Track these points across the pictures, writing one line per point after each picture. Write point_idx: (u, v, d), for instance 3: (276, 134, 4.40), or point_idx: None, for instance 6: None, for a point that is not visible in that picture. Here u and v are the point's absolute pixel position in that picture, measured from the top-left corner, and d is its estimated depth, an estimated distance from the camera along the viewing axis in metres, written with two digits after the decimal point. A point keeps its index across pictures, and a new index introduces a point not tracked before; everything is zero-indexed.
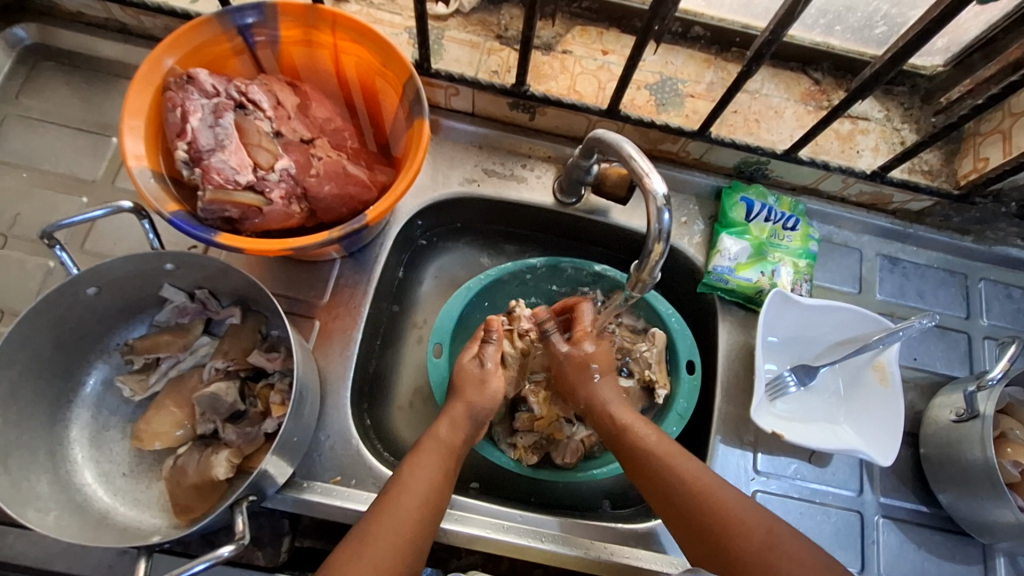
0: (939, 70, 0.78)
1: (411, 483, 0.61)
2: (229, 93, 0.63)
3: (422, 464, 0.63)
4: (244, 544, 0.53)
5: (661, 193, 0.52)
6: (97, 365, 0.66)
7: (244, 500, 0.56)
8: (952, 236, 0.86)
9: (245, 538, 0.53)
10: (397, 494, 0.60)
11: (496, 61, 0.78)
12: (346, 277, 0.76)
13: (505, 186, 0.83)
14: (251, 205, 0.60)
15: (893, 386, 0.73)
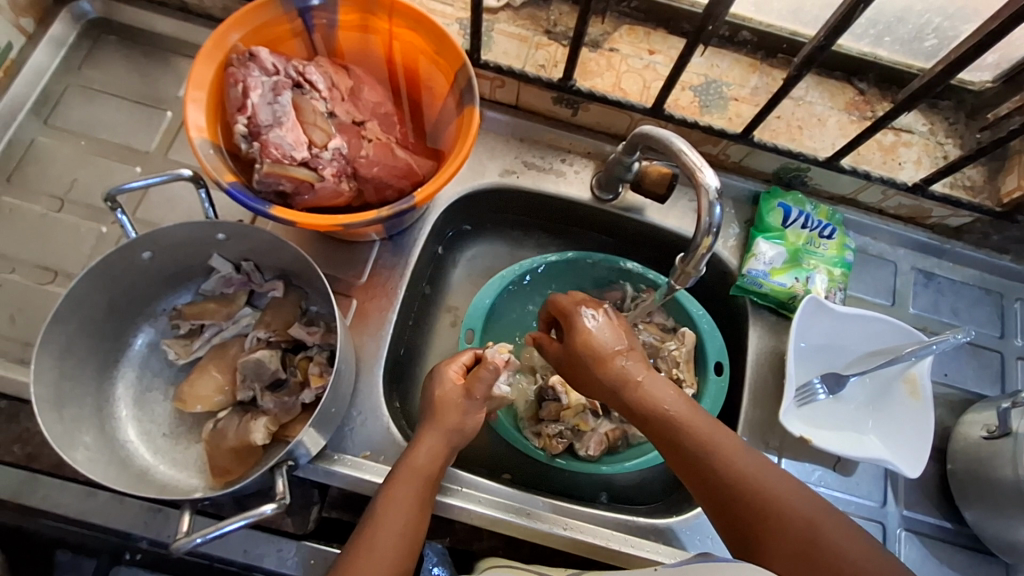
0: (987, 86, 0.78)
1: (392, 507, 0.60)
2: (288, 72, 0.65)
3: (395, 497, 0.60)
4: (284, 504, 0.54)
5: (714, 188, 0.56)
6: (144, 328, 0.68)
7: (283, 464, 0.58)
8: (990, 254, 0.85)
9: (285, 498, 0.55)
10: (371, 531, 0.59)
11: (544, 56, 0.79)
12: (385, 260, 0.78)
13: (543, 179, 0.84)
14: (304, 179, 0.62)
15: (923, 400, 0.74)
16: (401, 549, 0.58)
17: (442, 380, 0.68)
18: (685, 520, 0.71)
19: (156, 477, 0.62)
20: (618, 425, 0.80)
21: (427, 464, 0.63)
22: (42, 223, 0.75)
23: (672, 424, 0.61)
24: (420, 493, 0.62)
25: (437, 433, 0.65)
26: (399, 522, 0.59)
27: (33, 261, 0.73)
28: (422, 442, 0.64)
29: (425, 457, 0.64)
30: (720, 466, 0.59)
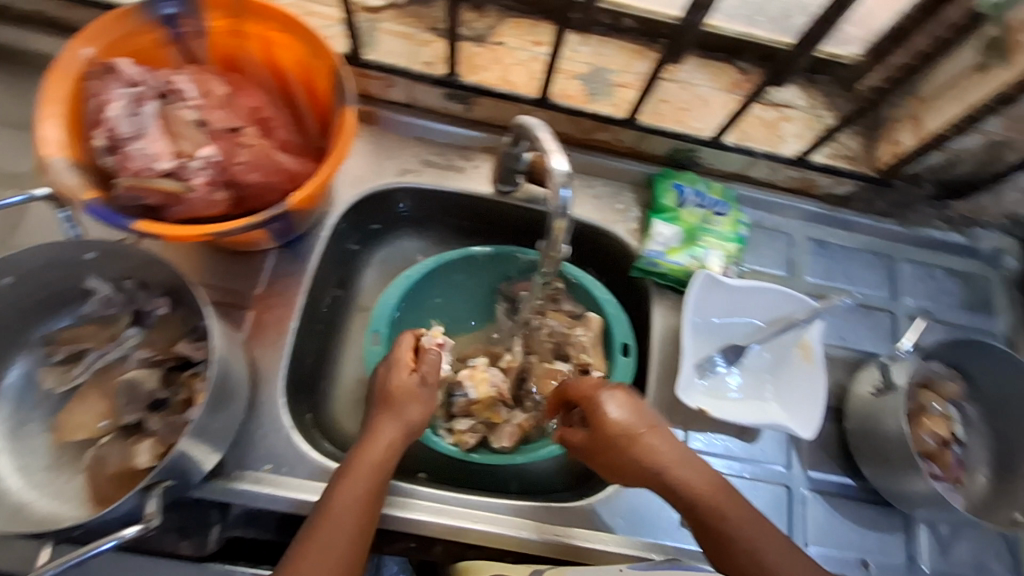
0: (857, 59, 0.80)
1: (334, 510, 0.58)
2: (152, 82, 0.63)
3: (348, 486, 0.60)
4: (152, 527, 0.52)
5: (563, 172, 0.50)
6: (20, 357, 0.65)
7: (160, 484, 0.55)
8: (877, 219, 0.89)
9: (154, 521, 0.53)
10: (323, 521, 0.58)
11: (430, 52, 0.79)
12: (281, 268, 0.76)
13: (442, 176, 0.84)
14: (172, 191, 0.60)
15: (816, 362, 0.77)
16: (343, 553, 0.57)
17: (397, 370, 0.70)
18: (597, 502, 0.72)
19: (36, 513, 0.59)
20: (532, 415, 0.81)
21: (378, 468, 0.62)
22: None
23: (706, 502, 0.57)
24: (366, 495, 0.60)
25: (395, 422, 0.66)
26: (341, 526, 0.58)
27: None
28: (370, 445, 0.63)
29: (375, 454, 0.63)
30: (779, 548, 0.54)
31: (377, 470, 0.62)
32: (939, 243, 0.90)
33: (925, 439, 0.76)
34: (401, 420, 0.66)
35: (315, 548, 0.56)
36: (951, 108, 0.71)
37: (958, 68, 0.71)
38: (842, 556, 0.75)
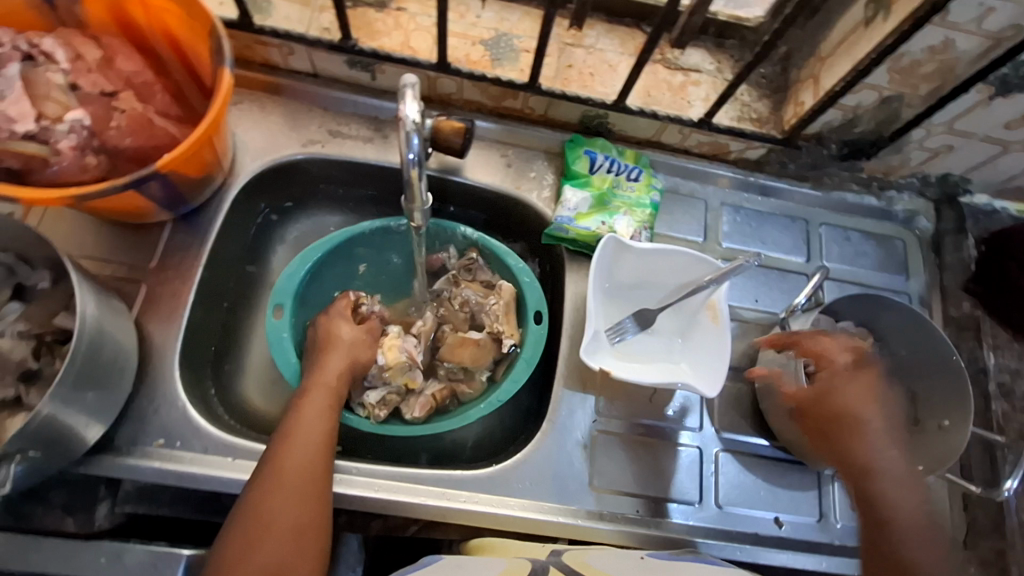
0: (761, 21, 0.81)
1: (284, 479, 0.60)
2: (18, 46, 0.61)
3: (310, 404, 0.67)
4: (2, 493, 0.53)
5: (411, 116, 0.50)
6: None
7: (18, 457, 0.53)
8: (792, 183, 0.89)
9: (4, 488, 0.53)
10: (291, 434, 0.64)
11: (329, 19, 0.78)
12: (177, 241, 0.74)
13: (349, 147, 0.82)
14: (35, 154, 0.58)
15: (723, 324, 0.76)
16: (306, 516, 0.59)
17: (336, 315, 0.76)
18: (503, 468, 0.71)
19: None
20: (446, 384, 0.80)
21: (319, 434, 0.65)
22: None
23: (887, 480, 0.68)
24: (314, 459, 0.63)
25: (339, 356, 0.72)
26: (306, 475, 0.61)
27: None
28: (306, 408, 0.66)
29: (313, 415, 0.66)
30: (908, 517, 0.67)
31: (320, 434, 0.64)
32: (854, 206, 0.90)
33: None
34: (348, 352, 0.72)
35: (273, 517, 0.58)
36: (842, 64, 0.71)
37: (849, 24, 0.71)
38: (751, 514, 0.75)
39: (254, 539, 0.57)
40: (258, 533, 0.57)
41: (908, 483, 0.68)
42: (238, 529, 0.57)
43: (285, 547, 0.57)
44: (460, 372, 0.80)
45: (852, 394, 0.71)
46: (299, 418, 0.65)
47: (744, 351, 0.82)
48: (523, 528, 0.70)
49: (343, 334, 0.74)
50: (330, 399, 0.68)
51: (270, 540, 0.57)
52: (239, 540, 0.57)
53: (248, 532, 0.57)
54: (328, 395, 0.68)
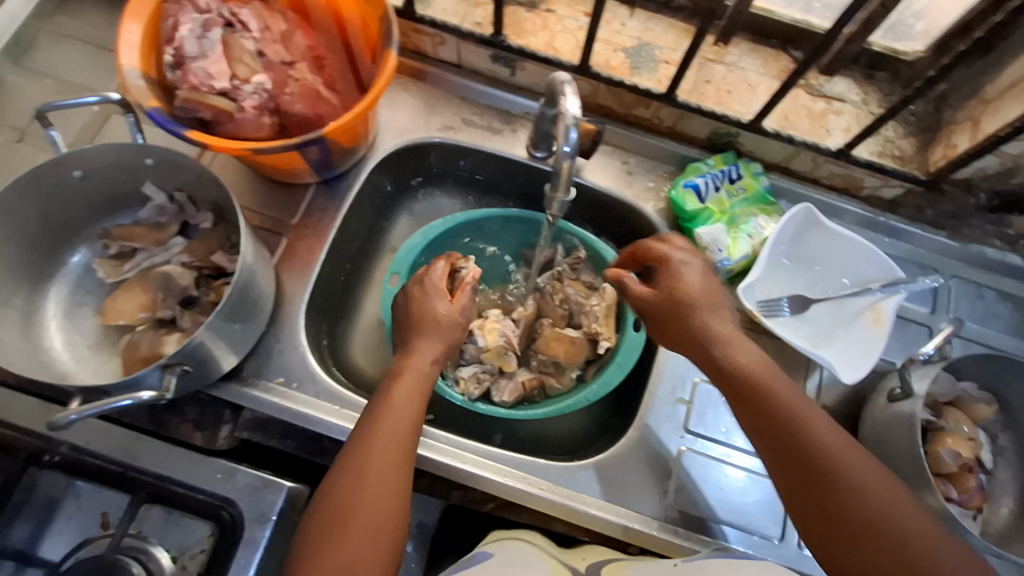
0: (920, 56, 0.77)
1: (367, 475, 0.59)
2: (221, 12, 0.69)
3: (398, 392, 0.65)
4: (167, 397, 0.59)
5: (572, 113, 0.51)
6: (80, 247, 0.72)
7: (176, 366, 0.60)
8: (926, 229, 0.84)
9: (169, 393, 0.60)
10: (377, 421, 0.62)
11: (482, 14, 0.82)
12: (318, 203, 0.81)
13: (480, 136, 0.86)
14: (224, 109, 0.65)
15: (883, 328, 0.76)
16: (382, 520, 0.58)
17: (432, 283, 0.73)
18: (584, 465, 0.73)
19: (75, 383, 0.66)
20: (536, 375, 0.81)
21: (405, 431, 0.63)
22: (3, 151, 0.80)
23: (797, 412, 0.60)
24: (394, 462, 0.60)
25: (434, 338, 0.69)
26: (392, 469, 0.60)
27: None
28: (393, 393, 0.64)
29: (399, 404, 0.64)
30: (835, 452, 0.58)
31: (408, 426, 0.63)
32: (993, 263, 0.84)
33: (944, 458, 0.70)
34: (442, 334, 0.70)
35: (353, 513, 0.58)
36: (1011, 108, 0.67)
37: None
38: None
39: (335, 524, 0.57)
40: (337, 526, 0.57)
41: (853, 450, 0.59)
42: (323, 512, 0.58)
43: (359, 544, 0.57)
44: (552, 366, 0.82)
45: (711, 314, 0.65)
46: (386, 403, 0.64)
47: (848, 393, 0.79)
48: (596, 526, 0.71)
49: (436, 309, 0.71)
50: (416, 390, 0.65)
51: (346, 537, 0.57)
52: (322, 521, 0.58)
53: (329, 519, 0.58)
54: (417, 393, 0.65)
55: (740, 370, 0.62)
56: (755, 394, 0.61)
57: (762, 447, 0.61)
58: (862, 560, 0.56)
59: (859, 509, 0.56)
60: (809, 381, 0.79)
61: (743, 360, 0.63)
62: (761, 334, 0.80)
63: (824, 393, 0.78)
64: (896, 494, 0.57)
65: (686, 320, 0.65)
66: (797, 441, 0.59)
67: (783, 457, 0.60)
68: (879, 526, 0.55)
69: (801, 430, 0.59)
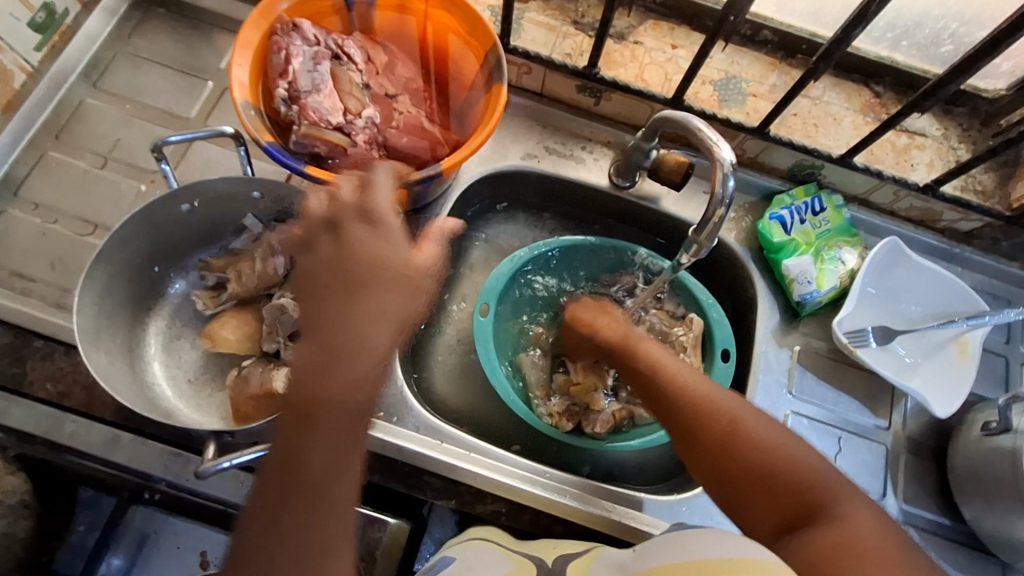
0: (1002, 93, 0.79)
1: (289, 477, 0.52)
2: (328, 44, 0.69)
3: (335, 374, 0.53)
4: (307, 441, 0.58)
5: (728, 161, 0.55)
6: (177, 278, 0.71)
7: None
8: (999, 261, 0.86)
9: None
10: (312, 402, 0.53)
11: (571, 45, 0.83)
12: (406, 232, 0.81)
13: (562, 164, 0.86)
14: (337, 144, 0.65)
15: (971, 360, 0.78)
16: (313, 536, 0.51)
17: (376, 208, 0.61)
18: (685, 498, 0.73)
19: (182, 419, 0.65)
20: (625, 406, 0.80)
21: (287, 449, 0.52)
22: (85, 178, 0.79)
23: (708, 408, 0.63)
24: (279, 461, 0.52)
25: (393, 308, 0.57)
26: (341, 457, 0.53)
27: (75, 213, 0.77)
28: (333, 387, 0.53)
29: (339, 410, 0.53)
30: (728, 433, 0.61)
31: (336, 409, 0.52)
32: None
33: None
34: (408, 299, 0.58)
35: (281, 516, 0.51)
36: None
37: None
38: None
39: (262, 527, 0.51)
40: (266, 519, 0.51)
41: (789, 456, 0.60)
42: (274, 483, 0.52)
43: (289, 560, 0.50)
44: (641, 398, 0.81)
45: (647, 343, 0.70)
46: (328, 380, 0.53)
47: (932, 423, 0.80)
48: None
49: (390, 261, 0.58)
50: (300, 403, 0.53)
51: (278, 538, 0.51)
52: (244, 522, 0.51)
53: (256, 520, 0.51)
54: (303, 408, 0.53)
55: (667, 382, 0.66)
56: (677, 399, 0.65)
57: (682, 449, 0.64)
58: (774, 520, 0.58)
59: (771, 476, 0.59)
60: (895, 410, 0.80)
61: (672, 371, 0.67)
62: (848, 365, 0.82)
63: (909, 423, 0.80)
64: (798, 453, 0.60)
65: (626, 346, 0.71)
66: (701, 432, 0.62)
67: (692, 450, 0.63)
68: (808, 491, 0.58)
69: (704, 424, 0.62)
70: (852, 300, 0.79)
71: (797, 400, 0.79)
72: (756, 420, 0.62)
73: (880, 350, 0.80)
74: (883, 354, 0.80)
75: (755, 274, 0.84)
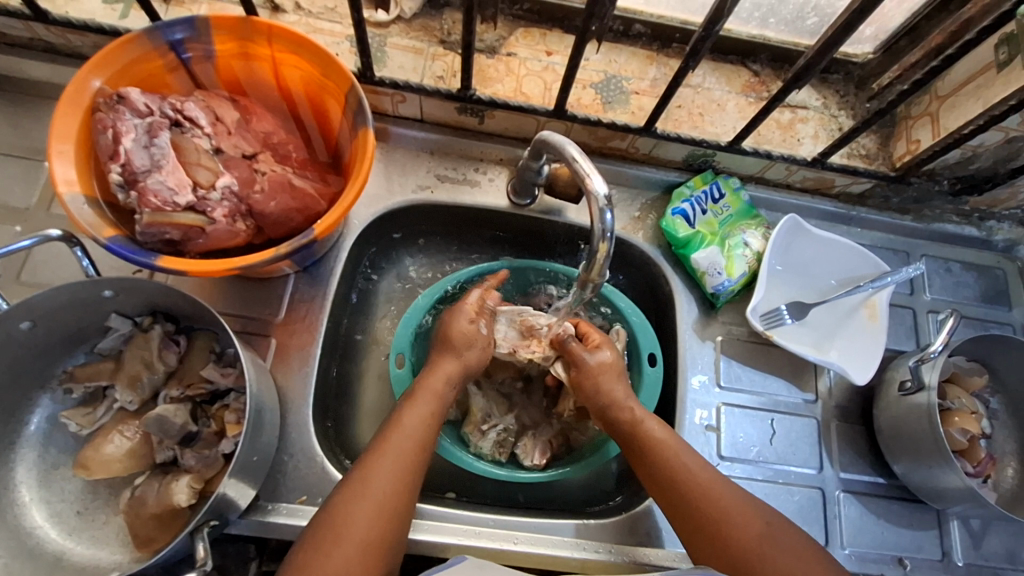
0: (869, 57, 0.81)
1: (365, 483, 0.57)
2: (164, 111, 0.62)
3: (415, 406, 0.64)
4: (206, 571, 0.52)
5: (602, 194, 0.53)
6: (41, 401, 0.63)
7: (204, 526, 0.55)
8: (893, 216, 0.88)
9: (207, 565, 0.53)
10: (394, 429, 0.62)
11: (441, 66, 0.78)
12: (301, 293, 0.75)
13: (458, 190, 0.82)
14: (193, 225, 0.60)
15: (881, 322, 0.80)
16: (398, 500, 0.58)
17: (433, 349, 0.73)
18: (636, 515, 0.72)
19: (73, 560, 0.58)
20: (559, 430, 0.80)
21: (421, 435, 0.62)
22: None
23: (724, 509, 0.60)
24: (409, 470, 0.60)
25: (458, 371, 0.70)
26: (397, 467, 0.59)
27: None
28: (406, 416, 0.63)
29: (414, 424, 0.63)
30: (755, 542, 0.58)
31: (419, 439, 0.62)
32: (955, 237, 0.89)
33: (956, 436, 0.75)
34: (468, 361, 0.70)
35: (348, 521, 0.55)
36: (971, 106, 0.72)
37: (976, 65, 0.72)
38: (878, 556, 0.75)
39: (336, 526, 0.55)
40: (333, 531, 0.54)
41: (778, 544, 0.58)
42: (345, 487, 0.58)
43: (376, 518, 0.56)
44: (573, 420, 0.80)
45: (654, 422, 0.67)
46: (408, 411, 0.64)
47: (856, 387, 0.82)
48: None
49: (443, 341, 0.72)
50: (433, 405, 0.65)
51: (344, 546, 0.54)
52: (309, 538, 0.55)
53: (324, 531, 0.55)
54: (435, 393, 0.66)
55: (691, 477, 0.63)
56: (697, 496, 0.61)
57: (695, 544, 0.61)
58: None
59: None
60: (820, 381, 0.82)
61: (692, 463, 0.64)
62: (770, 345, 0.82)
63: (835, 390, 0.82)
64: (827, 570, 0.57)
65: (654, 444, 0.66)
66: (724, 532, 0.59)
67: (709, 551, 0.59)
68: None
69: (725, 524, 0.59)
70: (763, 284, 0.79)
71: (726, 391, 0.79)
72: (790, 530, 0.60)
73: (795, 328, 0.80)
74: (797, 332, 0.81)
75: (669, 271, 0.83)
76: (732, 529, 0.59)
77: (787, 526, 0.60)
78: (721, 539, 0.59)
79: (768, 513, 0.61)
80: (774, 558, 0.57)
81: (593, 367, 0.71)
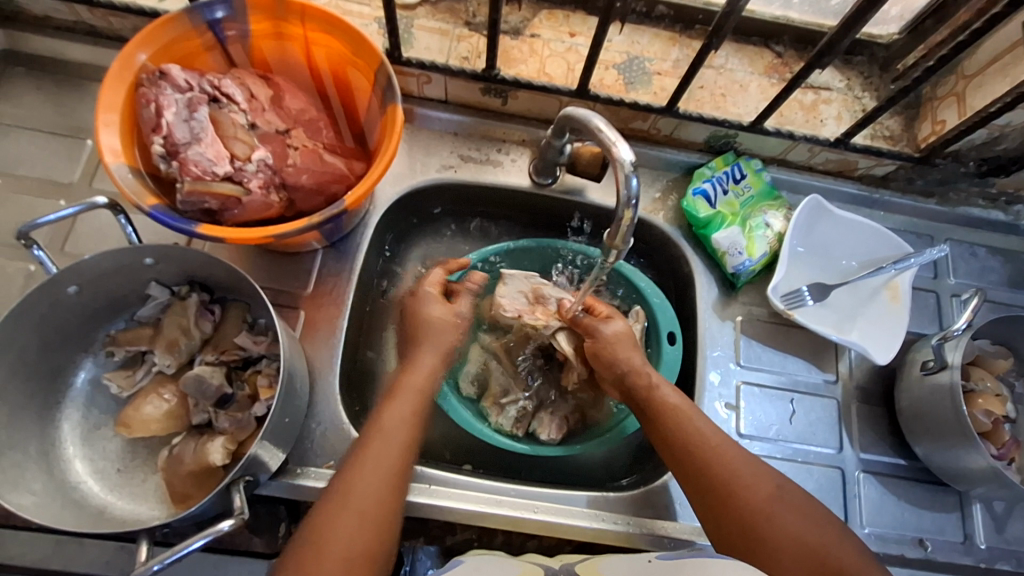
0: (895, 38, 0.81)
1: (381, 463, 0.59)
2: (202, 87, 0.64)
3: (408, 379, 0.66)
4: (243, 519, 0.55)
5: (628, 160, 0.54)
6: (85, 363, 0.66)
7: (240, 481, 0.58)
8: (916, 199, 0.87)
9: (243, 513, 0.56)
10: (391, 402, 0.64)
11: (466, 47, 0.79)
12: (329, 267, 0.77)
13: (481, 170, 0.84)
14: (229, 195, 0.62)
15: (903, 304, 0.80)
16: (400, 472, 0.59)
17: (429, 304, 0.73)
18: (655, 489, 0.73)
19: (114, 513, 0.61)
20: (576, 407, 0.81)
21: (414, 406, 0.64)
22: None
23: (736, 473, 0.62)
24: (406, 444, 0.61)
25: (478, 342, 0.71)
26: (389, 442, 0.60)
27: None
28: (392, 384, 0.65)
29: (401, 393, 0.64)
30: (764, 504, 0.60)
31: (407, 414, 0.63)
32: (982, 221, 0.88)
33: (980, 418, 0.74)
34: None
35: (355, 496, 0.57)
36: (997, 85, 0.71)
37: (1003, 43, 0.71)
38: (898, 535, 0.75)
39: (341, 500, 0.56)
40: (341, 503, 0.56)
41: (788, 507, 0.60)
42: (350, 463, 0.59)
43: (376, 493, 0.57)
44: (590, 399, 0.82)
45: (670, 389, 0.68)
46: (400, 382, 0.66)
47: (877, 369, 0.82)
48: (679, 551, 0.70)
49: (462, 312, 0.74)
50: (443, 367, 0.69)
51: (348, 516, 0.56)
52: (316, 512, 0.57)
53: (331, 503, 0.57)
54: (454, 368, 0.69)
55: (702, 443, 0.64)
56: (709, 460, 0.63)
57: (704, 505, 0.62)
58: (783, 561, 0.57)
59: (802, 549, 0.57)
60: (841, 362, 0.82)
61: (704, 427, 0.65)
62: (789, 326, 0.82)
63: (855, 371, 0.82)
64: (833, 532, 0.59)
65: (666, 410, 0.67)
66: (734, 495, 0.60)
67: (718, 513, 0.61)
68: (809, 538, 0.58)
69: (736, 487, 0.61)
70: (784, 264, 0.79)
71: (745, 369, 0.80)
72: (796, 493, 0.62)
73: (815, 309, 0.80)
74: (818, 313, 0.81)
75: (689, 251, 0.84)
76: (743, 492, 0.60)
77: (796, 490, 0.62)
78: (730, 501, 0.60)
79: (777, 476, 0.62)
80: (783, 520, 0.59)
81: (607, 338, 0.72)
